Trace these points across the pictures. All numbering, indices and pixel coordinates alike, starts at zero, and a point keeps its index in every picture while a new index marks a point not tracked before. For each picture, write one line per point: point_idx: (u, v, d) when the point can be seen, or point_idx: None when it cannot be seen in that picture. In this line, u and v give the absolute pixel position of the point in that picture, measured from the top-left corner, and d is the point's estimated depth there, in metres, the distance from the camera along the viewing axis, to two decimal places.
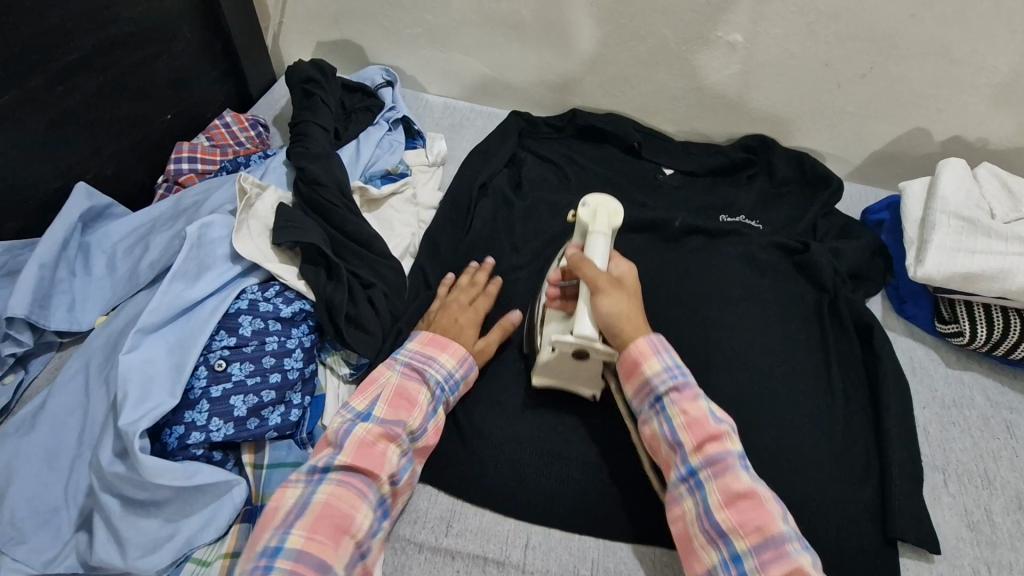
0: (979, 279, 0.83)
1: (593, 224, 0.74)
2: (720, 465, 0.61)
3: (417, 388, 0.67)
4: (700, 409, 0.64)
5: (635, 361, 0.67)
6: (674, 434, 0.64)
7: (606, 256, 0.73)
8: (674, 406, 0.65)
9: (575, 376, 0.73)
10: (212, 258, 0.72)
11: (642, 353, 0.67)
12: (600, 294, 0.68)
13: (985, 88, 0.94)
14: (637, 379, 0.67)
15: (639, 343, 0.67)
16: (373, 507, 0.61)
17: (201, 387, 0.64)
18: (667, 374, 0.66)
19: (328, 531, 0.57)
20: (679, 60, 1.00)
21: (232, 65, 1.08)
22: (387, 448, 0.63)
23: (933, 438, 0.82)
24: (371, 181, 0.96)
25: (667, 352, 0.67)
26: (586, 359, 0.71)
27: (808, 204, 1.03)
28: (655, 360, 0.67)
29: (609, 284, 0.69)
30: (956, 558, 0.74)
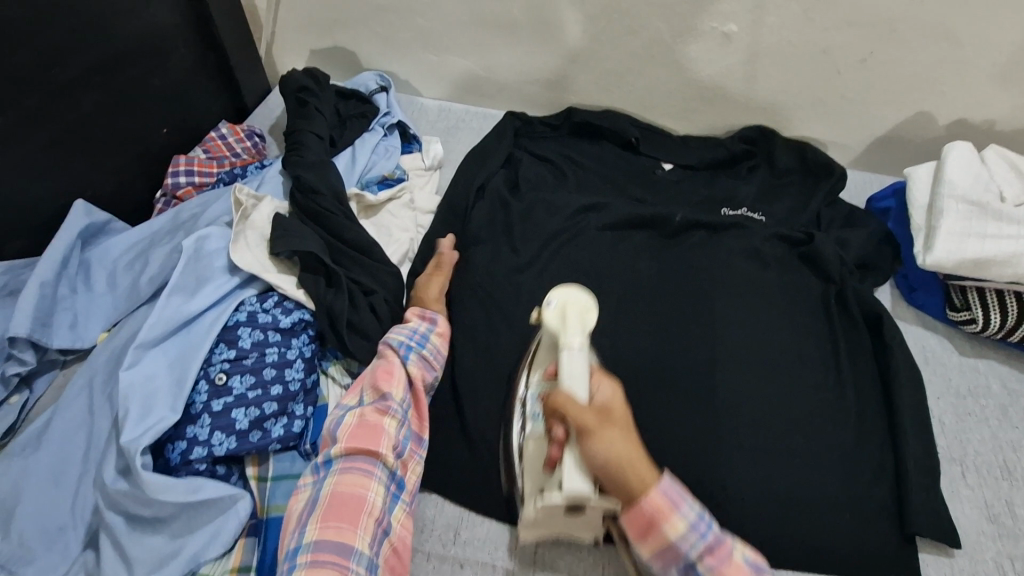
0: (989, 264, 0.81)
1: (565, 331, 0.66)
2: (732, 567, 0.57)
3: (393, 361, 0.69)
4: (696, 508, 0.59)
5: (651, 519, 0.58)
6: (681, 549, 0.57)
7: (589, 380, 0.62)
8: (679, 520, 0.57)
9: (571, 526, 0.65)
10: (210, 271, 0.72)
11: (658, 508, 0.58)
12: (593, 439, 0.57)
13: (990, 69, 0.92)
14: (657, 536, 0.58)
15: (651, 497, 0.58)
16: (382, 482, 0.62)
17: (202, 402, 0.64)
18: (696, 535, 0.57)
19: (342, 515, 0.59)
20: (675, 53, 0.99)
21: (226, 76, 1.08)
22: (380, 425, 0.65)
23: (949, 429, 0.80)
24: (368, 187, 0.95)
25: (684, 500, 0.59)
26: (582, 513, 0.62)
27: (811, 194, 1.01)
28: (653, 479, 0.58)
29: (599, 421, 0.59)
30: (977, 552, 0.72)
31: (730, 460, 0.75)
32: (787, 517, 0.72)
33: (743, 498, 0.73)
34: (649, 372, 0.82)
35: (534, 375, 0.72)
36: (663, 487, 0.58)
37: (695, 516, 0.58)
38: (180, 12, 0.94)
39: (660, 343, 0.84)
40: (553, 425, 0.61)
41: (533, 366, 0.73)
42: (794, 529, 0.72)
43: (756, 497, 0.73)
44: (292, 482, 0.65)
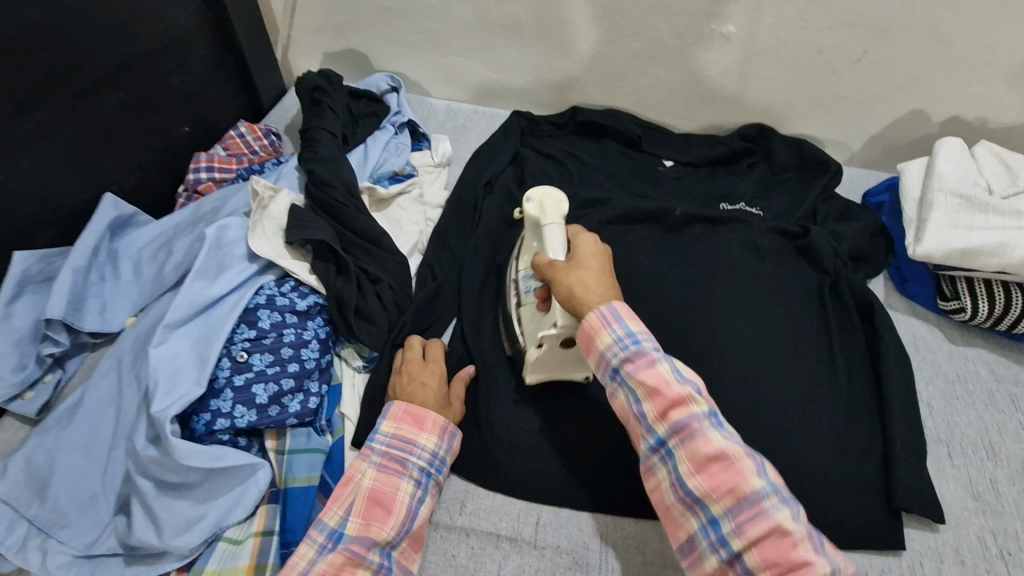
0: (977, 254, 0.83)
1: (543, 216, 0.74)
2: (685, 433, 0.58)
3: (430, 416, 0.69)
4: (658, 375, 0.59)
5: (589, 335, 0.63)
6: (638, 406, 0.60)
7: (563, 242, 0.72)
8: (630, 376, 0.60)
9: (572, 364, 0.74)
10: (231, 258, 0.77)
11: (594, 326, 0.63)
12: (562, 275, 0.66)
13: (980, 67, 0.95)
14: (595, 353, 0.63)
15: (589, 315, 0.63)
16: (412, 483, 0.65)
17: (225, 377, 0.69)
18: (620, 345, 0.61)
19: (375, 508, 0.63)
20: (673, 54, 1.03)
21: (244, 78, 1.13)
22: (422, 431, 0.68)
23: (938, 413, 0.83)
24: (380, 181, 1.00)
25: (621, 321, 0.62)
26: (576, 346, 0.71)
27: (807, 189, 1.04)
28: (604, 333, 0.62)
29: (568, 265, 0.67)
30: (962, 528, 0.74)
31: None
32: None
33: None
34: None
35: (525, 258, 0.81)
36: (613, 342, 0.62)
37: (625, 333, 0.62)
38: (202, 16, 1.00)
39: (658, 330, 0.87)
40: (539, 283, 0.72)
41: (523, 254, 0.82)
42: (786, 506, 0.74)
43: None
44: (307, 456, 0.69)
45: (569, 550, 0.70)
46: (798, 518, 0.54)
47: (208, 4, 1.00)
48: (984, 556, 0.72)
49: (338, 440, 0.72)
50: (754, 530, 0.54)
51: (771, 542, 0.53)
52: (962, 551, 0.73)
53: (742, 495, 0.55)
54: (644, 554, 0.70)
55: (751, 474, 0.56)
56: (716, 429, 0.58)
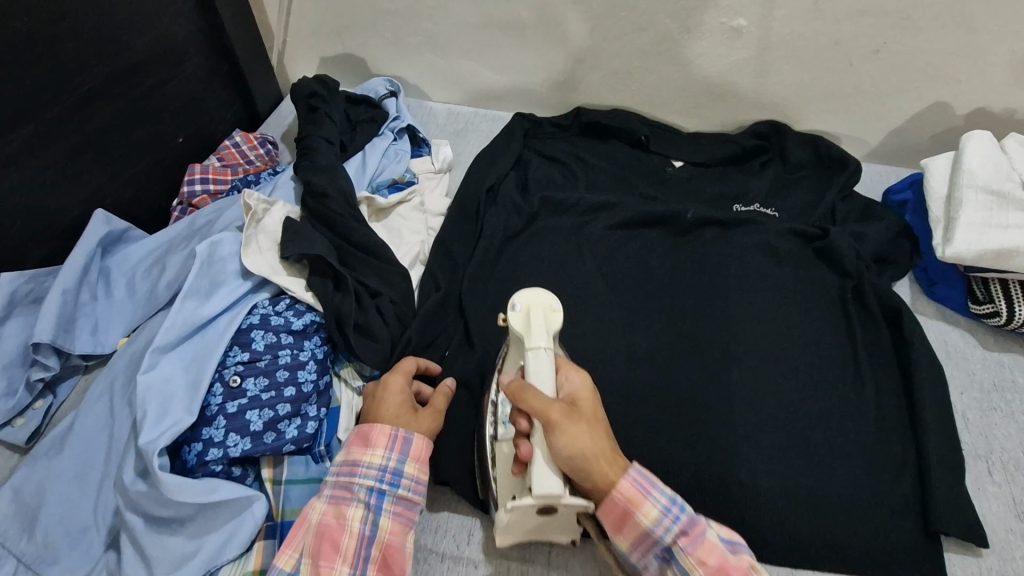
0: (1013, 255, 0.79)
1: (529, 334, 0.64)
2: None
3: (369, 434, 0.64)
4: (714, 550, 0.56)
5: (624, 507, 0.57)
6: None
7: (555, 373, 0.62)
8: (685, 556, 0.56)
9: (550, 526, 0.64)
10: (223, 275, 0.73)
11: (631, 497, 0.57)
12: (555, 431, 0.56)
13: (1010, 56, 0.90)
14: (632, 527, 0.57)
15: (619, 486, 0.57)
16: (361, 509, 0.60)
17: (217, 404, 0.65)
18: (668, 517, 0.57)
19: (328, 538, 0.59)
20: (682, 50, 0.98)
21: (238, 86, 1.09)
22: (366, 449, 0.63)
23: (974, 426, 0.79)
24: (379, 190, 0.96)
25: (656, 487, 0.58)
26: (554, 513, 0.61)
27: (824, 188, 1.00)
28: (647, 506, 0.57)
29: (562, 413, 0.58)
30: (1006, 551, 0.70)
31: (745, 458, 0.74)
32: (806, 513, 0.71)
33: (760, 497, 0.72)
34: (664, 370, 0.81)
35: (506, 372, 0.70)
36: (660, 516, 0.57)
37: (667, 500, 0.57)
38: (193, 24, 0.96)
39: (673, 341, 0.83)
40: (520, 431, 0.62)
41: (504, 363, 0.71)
42: (815, 528, 0.70)
43: (774, 494, 0.72)
44: (306, 486, 0.66)
45: None
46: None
47: (200, 11, 0.96)
48: None
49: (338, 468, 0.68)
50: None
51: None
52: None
53: None
54: None
55: None
56: None
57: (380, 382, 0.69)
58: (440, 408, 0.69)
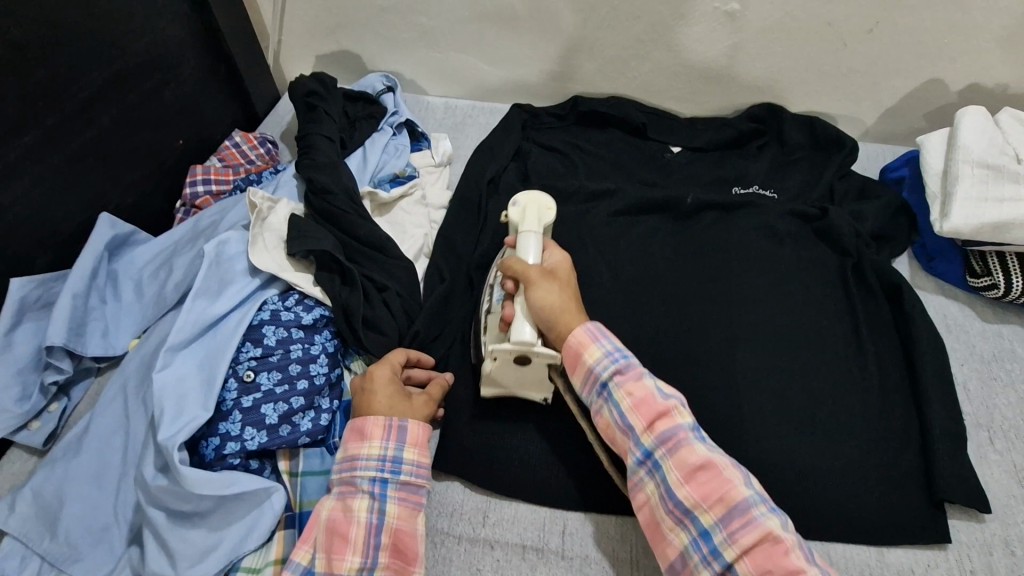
0: (1010, 227, 0.80)
1: (523, 223, 0.72)
2: (672, 442, 0.59)
3: (362, 426, 0.65)
4: (644, 388, 0.62)
5: (576, 351, 0.65)
6: (624, 418, 0.62)
7: (540, 252, 0.71)
8: (618, 389, 0.63)
9: (523, 381, 0.71)
10: (231, 273, 0.74)
11: (582, 342, 0.65)
12: (529, 284, 0.66)
13: (1001, 31, 0.91)
14: (581, 369, 0.65)
15: (574, 335, 0.65)
16: (367, 500, 0.62)
17: (232, 399, 0.66)
18: (610, 358, 0.64)
19: (337, 528, 0.60)
20: (676, 35, 0.99)
21: (235, 86, 1.10)
22: (362, 442, 0.64)
23: (975, 396, 0.80)
24: (380, 185, 0.97)
25: (605, 336, 0.65)
26: (529, 364, 0.68)
27: (822, 168, 1.00)
28: (593, 347, 0.64)
29: (538, 274, 0.67)
30: (1009, 517, 0.72)
31: (751, 435, 0.75)
32: (811, 485, 0.72)
33: (767, 472, 0.73)
34: (669, 352, 0.82)
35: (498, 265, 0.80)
36: (603, 357, 0.64)
37: (612, 346, 0.65)
38: (188, 25, 0.96)
39: (677, 324, 0.84)
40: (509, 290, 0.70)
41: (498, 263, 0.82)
42: (821, 501, 0.72)
43: (781, 470, 0.73)
44: (321, 478, 0.67)
45: (599, 558, 0.68)
46: (785, 526, 0.56)
47: (195, 12, 0.97)
48: None
49: None
50: (745, 537, 0.55)
51: (763, 549, 0.54)
52: (1012, 541, 0.70)
53: (733, 504, 0.56)
54: None
55: (738, 483, 0.58)
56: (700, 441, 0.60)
57: (367, 374, 0.69)
58: (434, 395, 0.70)
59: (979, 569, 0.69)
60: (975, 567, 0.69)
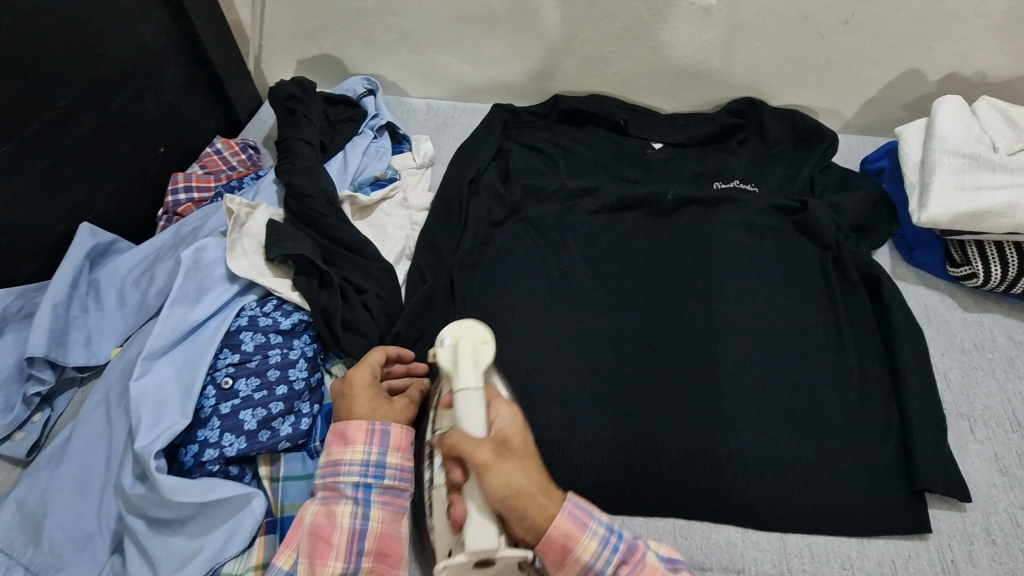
0: (986, 216, 0.80)
1: (457, 372, 0.61)
2: (632, 563, 0.59)
3: (346, 432, 0.64)
4: (602, 529, 0.59)
5: (563, 547, 0.58)
6: (594, 567, 0.58)
7: (487, 414, 0.60)
8: (585, 543, 0.58)
9: (486, 570, 0.61)
10: (210, 280, 0.74)
11: (569, 535, 0.58)
12: (486, 483, 0.56)
13: (977, 20, 0.91)
14: (571, 567, 0.58)
15: (547, 536, 0.58)
16: (351, 504, 0.62)
17: (211, 406, 0.66)
18: (604, 549, 0.58)
19: (319, 533, 0.60)
20: (654, 31, 0.99)
21: (217, 93, 1.10)
22: (346, 446, 0.64)
23: (956, 386, 0.80)
24: (361, 188, 0.97)
25: (592, 516, 0.59)
26: (491, 564, 0.58)
27: (803, 161, 1.01)
28: (586, 540, 0.58)
29: (486, 466, 0.56)
30: (989, 505, 0.72)
31: (732, 430, 0.76)
32: (792, 479, 0.73)
33: (749, 466, 0.73)
34: (650, 349, 0.82)
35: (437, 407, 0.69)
36: (599, 548, 0.58)
37: (604, 531, 0.59)
38: (167, 33, 0.96)
39: (658, 321, 0.84)
40: (454, 468, 0.60)
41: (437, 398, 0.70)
42: (803, 494, 0.72)
43: (762, 464, 0.74)
44: (303, 482, 0.67)
45: None
46: None
47: (173, 19, 0.97)
48: (1015, 534, 0.70)
49: None
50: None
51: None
52: (992, 529, 0.70)
53: None
54: None
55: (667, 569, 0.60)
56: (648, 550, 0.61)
57: (346, 378, 0.69)
58: (415, 397, 0.71)
59: (960, 557, 0.69)
60: (955, 556, 0.69)
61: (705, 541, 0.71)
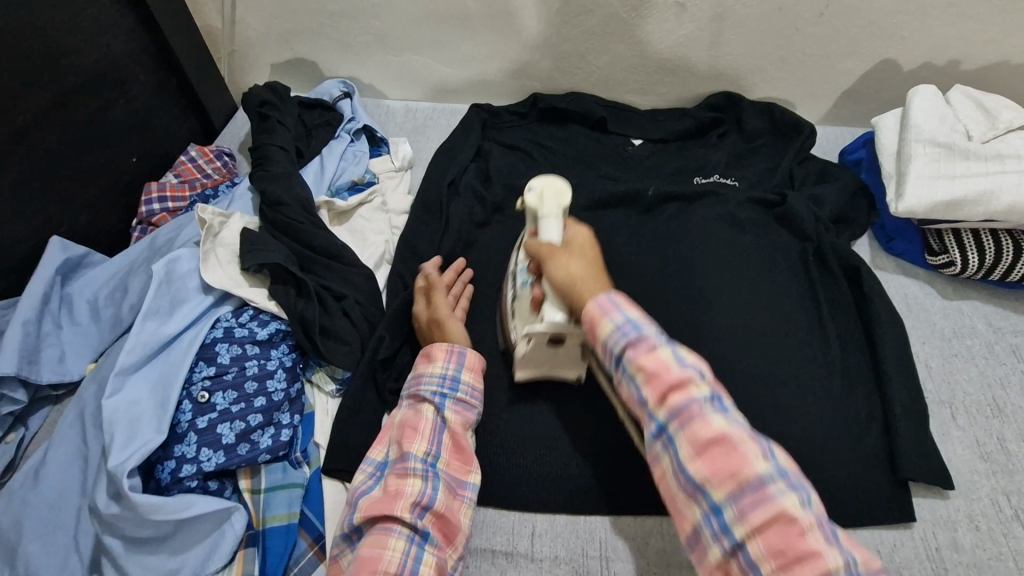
0: (962, 205, 0.80)
1: (540, 207, 0.69)
2: (684, 416, 0.50)
3: (421, 411, 0.66)
4: (660, 359, 0.52)
5: (588, 327, 0.57)
6: (636, 393, 0.53)
7: (562, 229, 0.68)
8: (629, 363, 0.54)
9: (558, 362, 0.73)
10: (184, 292, 0.73)
11: (593, 318, 0.57)
12: (551, 266, 0.63)
13: (949, 9, 0.91)
14: (592, 346, 0.57)
15: (586, 306, 0.58)
16: (419, 475, 0.62)
17: (187, 420, 0.65)
18: (621, 333, 0.55)
19: (404, 437, 0.65)
20: (631, 28, 0.98)
21: (190, 100, 1.08)
22: (428, 362, 0.70)
23: (937, 373, 0.81)
24: (339, 193, 0.95)
25: (619, 309, 0.56)
26: (564, 342, 0.68)
27: (781, 154, 1.01)
28: (603, 323, 0.56)
29: (549, 254, 0.65)
30: (972, 492, 0.72)
31: None
32: None
33: None
34: None
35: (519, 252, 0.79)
36: (614, 334, 0.55)
37: (624, 322, 0.55)
38: (135, 40, 0.94)
39: None
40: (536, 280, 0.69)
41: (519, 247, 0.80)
42: None
43: None
44: (285, 492, 0.66)
45: (568, 559, 0.68)
46: (806, 504, 0.46)
47: (141, 26, 0.94)
48: (999, 519, 0.70)
49: (315, 472, 0.69)
50: (757, 517, 0.46)
51: (776, 528, 0.46)
52: (975, 515, 0.71)
53: (743, 478, 0.47)
54: (647, 554, 0.69)
55: (756, 457, 0.48)
56: (716, 410, 0.50)
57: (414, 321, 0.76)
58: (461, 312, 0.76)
59: (944, 545, 0.69)
60: (940, 544, 0.69)
61: None
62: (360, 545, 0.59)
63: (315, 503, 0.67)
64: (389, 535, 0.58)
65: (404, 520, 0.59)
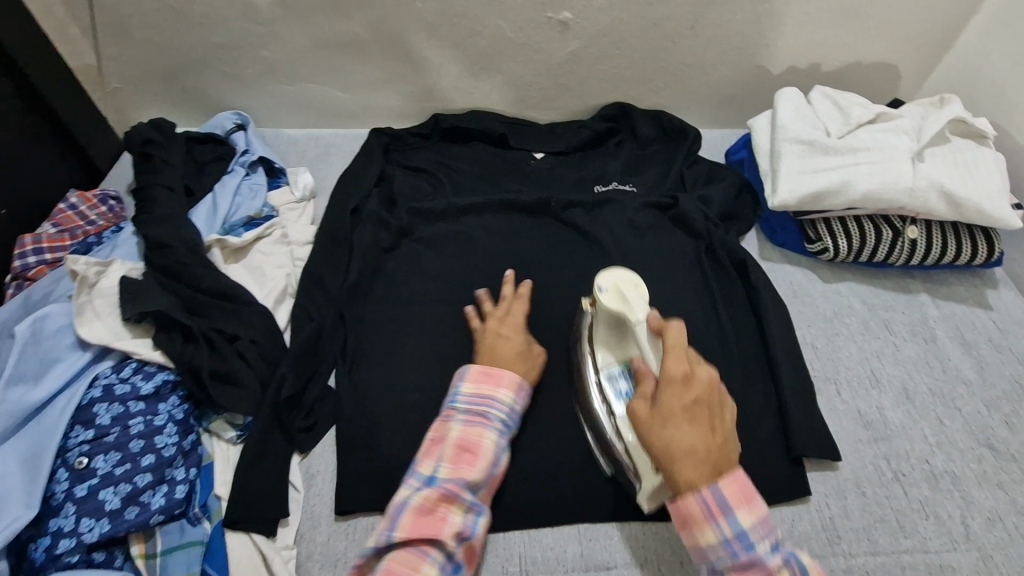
0: (826, 195, 0.87)
1: (629, 309, 0.70)
2: None
3: (481, 437, 0.65)
4: None
5: (685, 519, 0.56)
6: None
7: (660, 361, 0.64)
8: None
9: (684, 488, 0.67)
10: (56, 352, 0.68)
11: (694, 516, 0.56)
12: (659, 425, 0.58)
13: (804, 17, 0.99)
14: (689, 538, 0.57)
15: (685, 501, 0.56)
16: (467, 502, 0.61)
17: (64, 490, 0.61)
18: (727, 550, 0.55)
19: (461, 459, 0.63)
20: (522, 47, 1.01)
21: (67, 143, 1.01)
22: (497, 387, 0.68)
23: (822, 353, 0.87)
24: (234, 230, 0.92)
25: (729, 515, 0.55)
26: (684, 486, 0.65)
27: (673, 157, 1.06)
28: (709, 531, 0.55)
29: (654, 408, 0.59)
30: (858, 460, 0.78)
31: None
32: None
33: None
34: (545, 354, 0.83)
35: (600, 351, 0.74)
36: (720, 543, 0.55)
37: (734, 534, 0.55)
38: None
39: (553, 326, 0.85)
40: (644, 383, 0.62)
41: (595, 345, 0.75)
42: None
43: None
44: (183, 552, 0.63)
45: None
46: None
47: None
48: (881, 482, 0.76)
49: (217, 526, 0.66)
50: None
51: None
52: (861, 482, 0.76)
53: None
54: (565, 562, 0.70)
55: None
56: None
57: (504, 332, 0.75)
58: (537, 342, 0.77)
59: (836, 514, 0.74)
60: (833, 513, 0.74)
61: (608, 540, 0.72)
62: (391, 561, 0.57)
63: (218, 560, 0.65)
64: (423, 560, 0.57)
65: (445, 548, 0.58)
